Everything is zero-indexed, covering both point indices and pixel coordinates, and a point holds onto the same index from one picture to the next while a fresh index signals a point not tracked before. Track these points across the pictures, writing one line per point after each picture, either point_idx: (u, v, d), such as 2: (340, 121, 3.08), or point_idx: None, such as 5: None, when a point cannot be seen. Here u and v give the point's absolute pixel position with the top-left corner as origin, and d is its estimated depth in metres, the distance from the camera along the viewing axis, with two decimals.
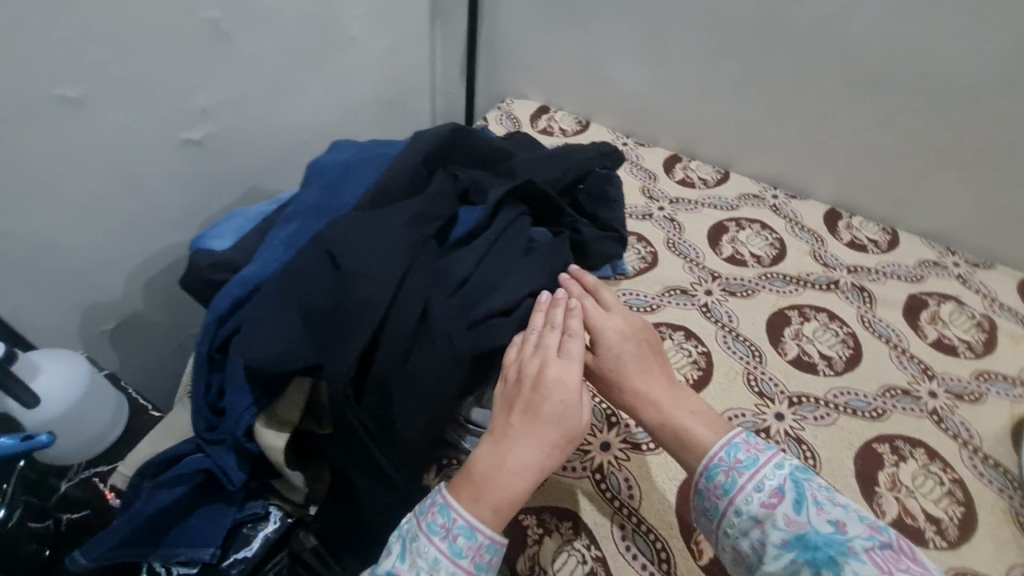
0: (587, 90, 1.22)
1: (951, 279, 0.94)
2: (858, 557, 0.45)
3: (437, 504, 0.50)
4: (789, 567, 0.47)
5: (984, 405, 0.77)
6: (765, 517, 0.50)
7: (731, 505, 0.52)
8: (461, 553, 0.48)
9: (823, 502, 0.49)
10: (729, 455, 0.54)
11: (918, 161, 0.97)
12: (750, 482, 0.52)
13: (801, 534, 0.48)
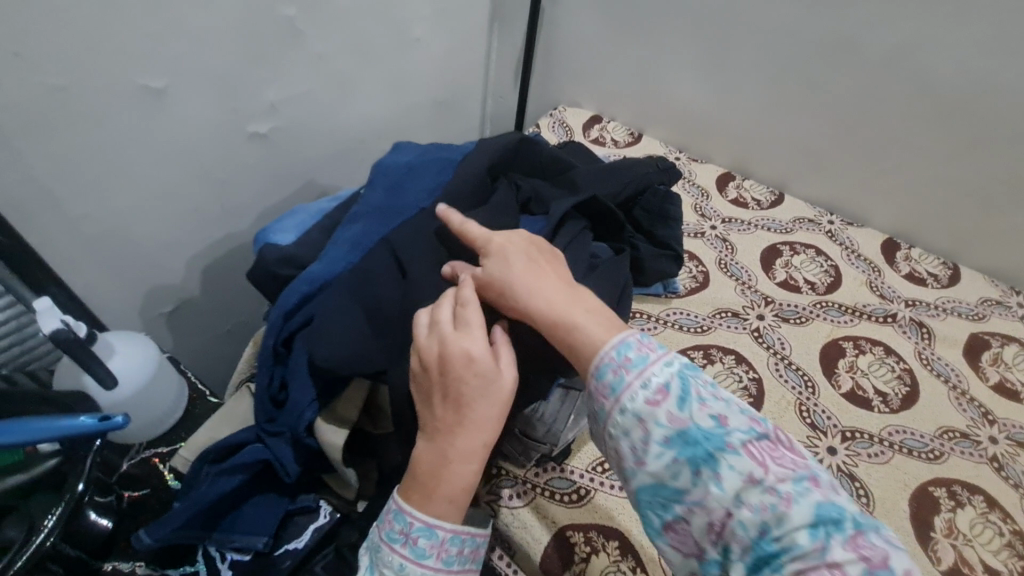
0: (642, 102, 1.21)
1: (1014, 320, 0.91)
2: (736, 453, 0.40)
3: (392, 511, 0.48)
4: (674, 471, 0.41)
5: None
6: (647, 414, 0.43)
7: (616, 405, 0.44)
8: (424, 554, 0.47)
9: (706, 398, 0.43)
10: (615, 354, 0.46)
11: (986, 195, 0.94)
12: (637, 377, 0.44)
13: (684, 432, 0.42)
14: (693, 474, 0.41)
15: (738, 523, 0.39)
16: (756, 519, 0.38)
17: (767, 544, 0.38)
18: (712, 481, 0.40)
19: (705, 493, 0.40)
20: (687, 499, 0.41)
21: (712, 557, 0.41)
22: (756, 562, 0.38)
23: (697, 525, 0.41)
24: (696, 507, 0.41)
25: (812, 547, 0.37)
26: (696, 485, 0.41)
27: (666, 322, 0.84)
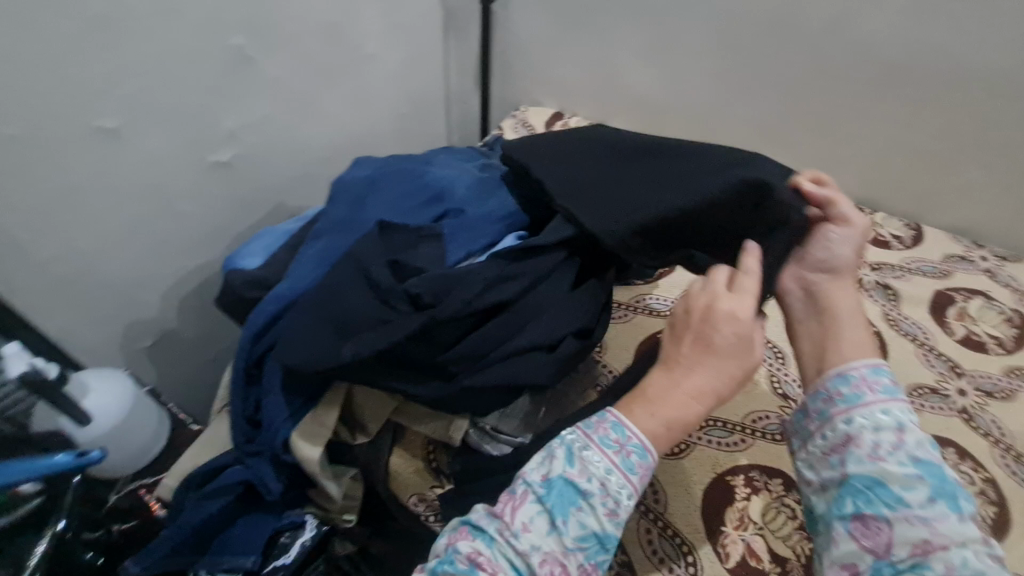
0: (601, 95, 1.23)
1: (978, 273, 0.93)
2: (965, 498, 0.50)
3: (609, 421, 0.54)
4: (908, 481, 0.50)
5: (1015, 401, 0.76)
6: (907, 430, 0.53)
7: (877, 400, 0.54)
8: (632, 468, 0.52)
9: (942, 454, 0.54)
10: (874, 373, 0.56)
11: (941, 153, 0.95)
12: (885, 399, 0.54)
13: (929, 459, 0.51)
14: (928, 495, 0.49)
15: (955, 553, 0.46)
16: (977, 563, 0.46)
17: None
18: (930, 505, 0.48)
19: (929, 502, 0.49)
20: (908, 508, 0.49)
21: (899, 565, 0.47)
22: None
23: (903, 531, 0.48)
24: (907, 512, 0.48)
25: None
26: (935, 505, 0.48)
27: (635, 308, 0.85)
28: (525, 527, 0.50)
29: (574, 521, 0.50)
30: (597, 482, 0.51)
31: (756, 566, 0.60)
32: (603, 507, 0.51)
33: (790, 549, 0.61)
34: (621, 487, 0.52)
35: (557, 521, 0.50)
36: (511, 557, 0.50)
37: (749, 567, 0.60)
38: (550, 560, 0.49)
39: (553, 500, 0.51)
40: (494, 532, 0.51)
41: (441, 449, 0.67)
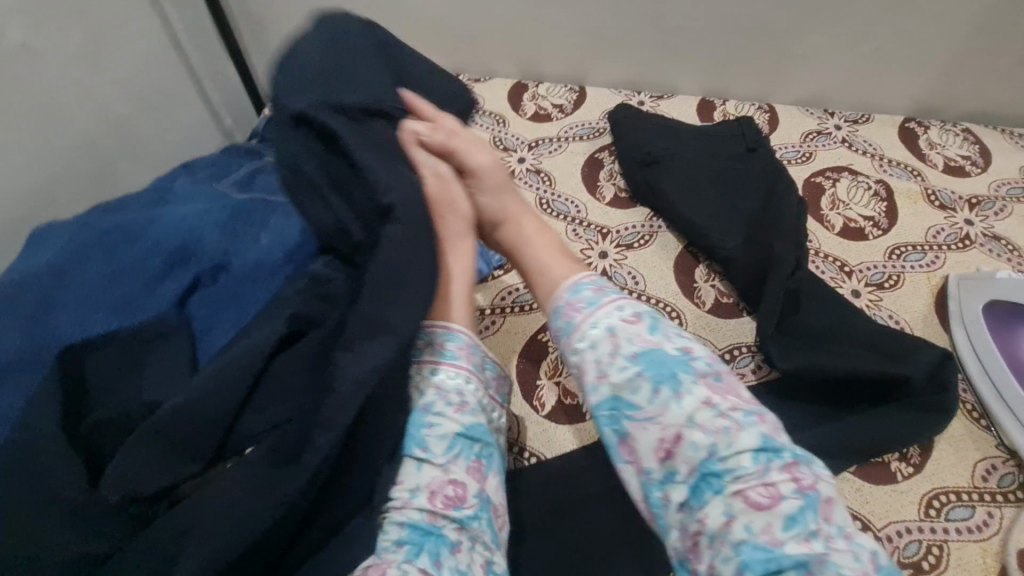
0: (389, 27, 0.96)
1: (837, 147, 0.86)
2: (700, 382, 0.40)
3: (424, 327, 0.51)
4: (634, 385, 0.40)
5: (905, 287, 0.71)
6: (620, 330, 0.42)
7: (588, 320, 0.43)
8: (454, 353, 0.49)
9: (680, 332, 0.42)
10: (577, 291, 0.46)
11: (777, 23, 0.83)
12: (611, 303, 0.44)
13: (652, 350, 0.40)
14: (663, 392, 0.39)
15: (704, 451, 0.38)
16: (708, 441, 0.38)
17: (714, 464, 0.37)
18: (673, 399, 0.39)
19: (615, 368, 0.41)
20: (639, 414, 0.40)
21: (662, 477, 0.39)
22: (699, 483, 0.38)
23: (648, 441, 0.39)
24: (647, 420, 0.39)
25: (739, 458, 0.37)
26: (618, 373, 0.40)
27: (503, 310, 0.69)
28: (399, 483, 0.45)
29: (434, 442, 0.46)
30: (432, 389, 0.48)
31: None
32: (450, 406, 0.47)
33: None
34: (459, 382, 0.48)
35: (418, 454, 0.45)
36: (397, 515, 0.44)
37: None
38: (440, 487, 0.45)
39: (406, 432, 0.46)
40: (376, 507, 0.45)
41: None
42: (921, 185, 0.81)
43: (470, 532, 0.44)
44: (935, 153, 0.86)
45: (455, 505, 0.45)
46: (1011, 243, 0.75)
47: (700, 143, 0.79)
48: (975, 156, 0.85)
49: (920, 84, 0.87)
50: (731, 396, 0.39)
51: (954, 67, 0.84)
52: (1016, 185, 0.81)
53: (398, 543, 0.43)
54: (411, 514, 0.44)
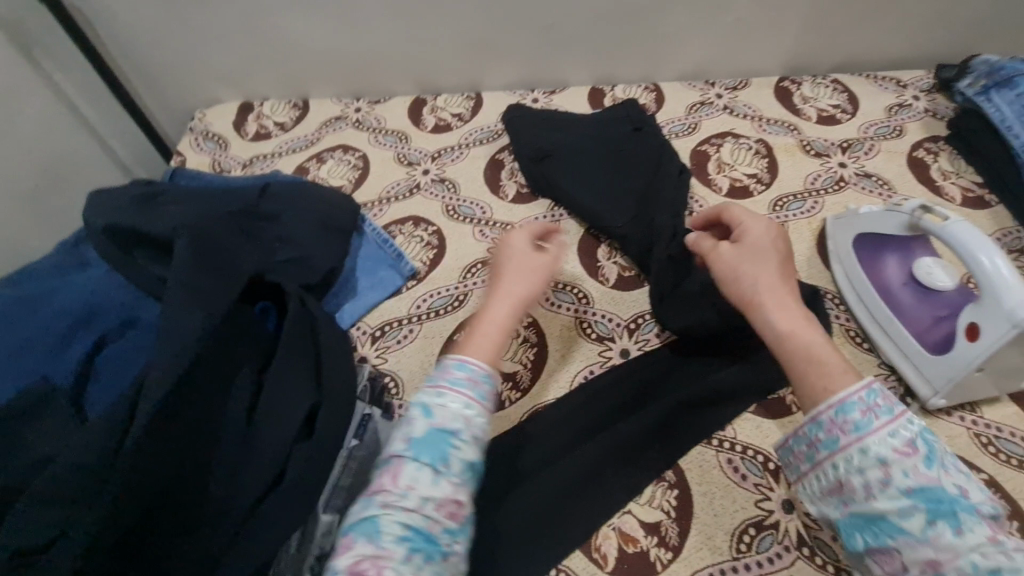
0: (282, 64, 0.98)
1: (720, 114, 0.92)
2: (976, 516, 0.39)
3: (451, 362, 0.51)
4: (905, 512, 0.40)
5: (788, 235, 0.76)
6: (890, 462, 0.41)
7: (858, 445, 0.42)
8: (485, 395, 0.50)
9: (948, 467, 0.41)
10: (840, 408, 0.44)
11: (642, 9, 0.88)
12: (885, 426, 0.42)
13: (926, 488, 0.40)
14: (927, 521, 0.39)
15: (933, 540, 0.38)
16: (949, 521, 0.38)
17: (949, 540, 0.38)
18: (946, 532, 0.38)
19: (875, 486, 0.41)
20: (874, 510, 0.41)
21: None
22: (900, 551, 0.39)
23: (872, 508, 0.41)
24: (904, 542, 0.39)
25: (990, 539, 0.37)
26: (878, 499, 0.41)
27: (419, 318, 0.72)
28: (409, 488, 0.45)
29: (454, 462, 0.46)
30: (461, 420, 0.48)
31: (636, 551, 0.54)
32: (473, 436, 0.48)
33: (658, 511, 0.56)
34: (480, 417, 0.49)
35: (438, 466, 0.45)
36: (400, 516, 0.44)
37: (630, 555, 0.54)
38: (445, 502, 0.45)
39: (426, 449, 0.46)
40: (376, 509, 0.44)
41: None
42: (798, 138, 0.87)
43: (458, 549, 0.46)
44: (808, 106, 0.92)
45: (453, 521, 0.46)
46: (881, 178, 0.81)
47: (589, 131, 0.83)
48: (844, 103, 0.91)
49: (785, 45, 0.93)
50: (994, 518, 0.39)
51: (811, 24, 0.90)
52: (882, 124, 0.88)
53: (395, 543, 0.43)
54: (416, 517, 0.44)
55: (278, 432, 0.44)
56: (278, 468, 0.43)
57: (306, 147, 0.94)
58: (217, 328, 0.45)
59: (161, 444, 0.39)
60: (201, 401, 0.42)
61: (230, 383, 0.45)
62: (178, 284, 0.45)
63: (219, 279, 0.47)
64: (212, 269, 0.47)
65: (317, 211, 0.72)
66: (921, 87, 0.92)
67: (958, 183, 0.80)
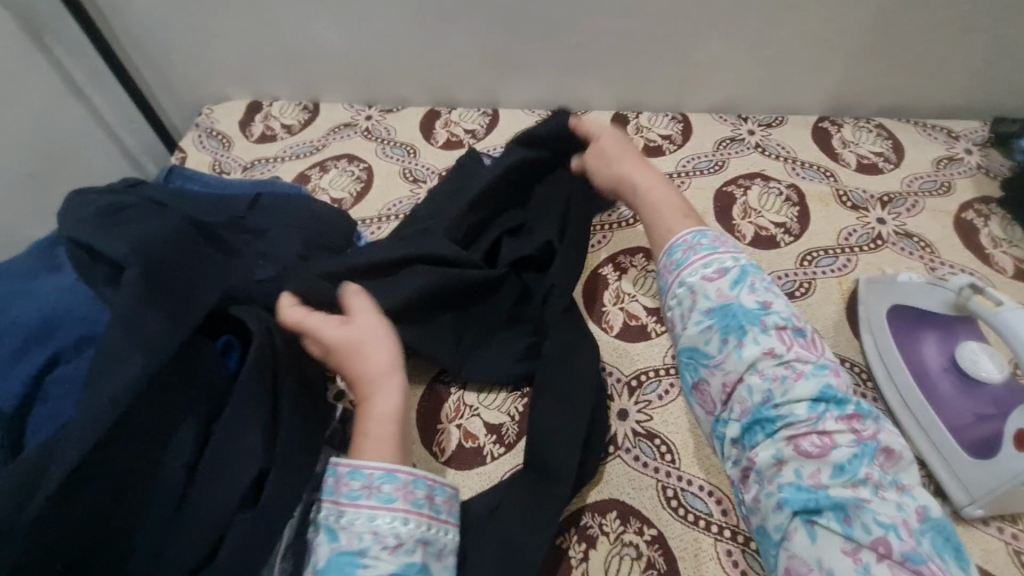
0: (294, 64, 0.94)
1: (751, 153, 0.85)
2: (769, 330, 0.46)
3: (344, 473, 0.46)
4: (706, 337, 0.48)
5: (815, 294, 0.69)
6: (700, 288, 0.49)
7: (727, 360, 0.47)
8: (390, 498, 0.45)
9: (759, 286, 0.49)
10: (714, 305, 0.48)
11: (676, 36, 0.82)
12: (703, 258, 0.51)
13: (730, 305, 0.48)
14: (721, 341, 0.47)
15: (748, 386, 0.46)
16: (764, 388, 0.45)
17: (767, 410, 0.45)
18: (735, 350, 0.46)
19: (735, 380, 0.46)
20: (710, 362, 0.48)
21: (721, 417, 0.47)
22: (752, 423, 0.45)
23: (716, 384, 0.47)
24: (716, 368, 0.47)
25: (806, 416, 0.44)
26: (744, 399, 0.45)
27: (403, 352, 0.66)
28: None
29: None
30: (368, 536, 0.44)
31: None
32: (387, 545, 0.44)
33: None
34: (394, 521, 0.45)
35: None
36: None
37: None
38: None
39: (330, 574, 0.43)
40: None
41: None
42: (834, 186, 0.80)
43: None
44: (848, 151, 0.85)
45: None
46: (923, 240, 0.74)
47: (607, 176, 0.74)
48: (888, 151, 0.84)
49: (828, 84, 0.87)
50: (799, 352, 0.46)
51: (857, 65, 0.83)
52: (929, 178, 0.80)
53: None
54: None
55: (220, 496, 0.40)
56: (215, 538, 0.39)
57: (310, 154, 0.90)
58: (154, 377, 0.41)
59: (79, 499, 0.37)
60: (133, 458, 0.39)
61: (171, 437, 0.41)
62: (118, 323, 0.41)
63: (168, 314, 0.43)
64: (163, 302, 0.43)
65: (309, 232, 0.67)
66: (975, 140, 0.84)
67: (1010, 252, 0.72)
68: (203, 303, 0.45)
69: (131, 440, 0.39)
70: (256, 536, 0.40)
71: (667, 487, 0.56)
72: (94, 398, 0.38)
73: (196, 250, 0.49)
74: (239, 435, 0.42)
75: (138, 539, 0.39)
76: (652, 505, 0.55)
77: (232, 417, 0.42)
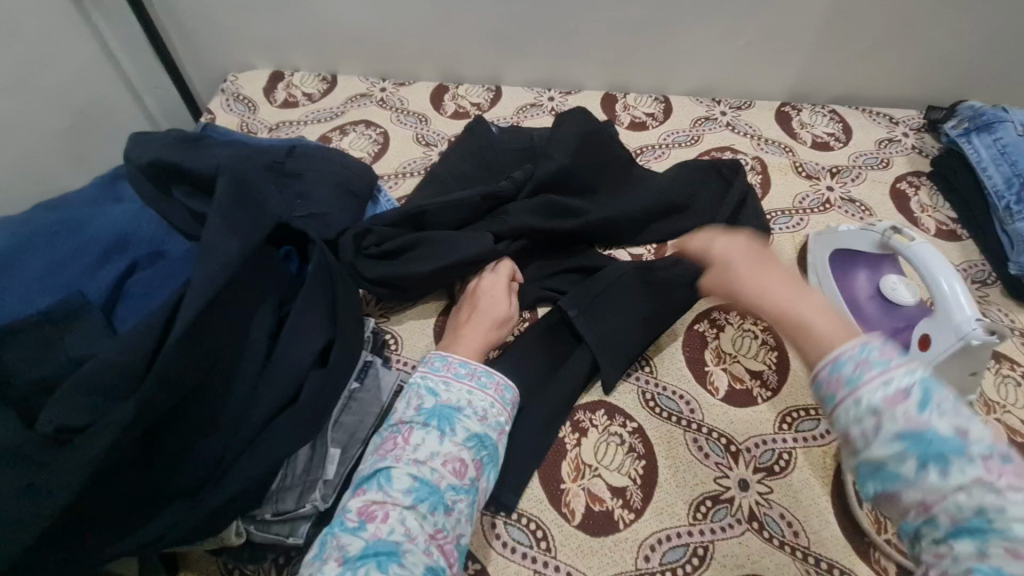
0: (315, 37, 1.03)
1: (722, 130, 0.97)
2: (976, 462, 0.34)
3: (456, 359, 0.59)
4: (899, 458, 0.35)
5: (773, 245, 0.81)
6: (885, 410, 0.36)
7: (851, 398, 0.38)
8: (486, 386, 0.57)
9: (955, 406, 0.36)
10: (864, 345, 0.39)
11: (660, 25, 0.94)
12: (879, 375, 0.37)
13: (923, 431, 0.35)
14: (919, 464, 0.35)
15: (967, 507, 0.34)
16: (974, 502, 0.33)
17: (978, 522, 0.33)
18: (936, 473, 0.35)
19: (869, 434, 0.37)
20: (906, 484, 0.35)
21: (912, 521, 0.36)
22: (961, 535, 0.34)
23: (909, 501, 0.35)
24: (912, 489, 0.35)
25: (980, 482, 0.34)
26: (872, 443, 0.36)
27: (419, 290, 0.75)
28: (417, 445, 0.51)
29: (460, 428, 0.53)
30: (465, 402, 0.55)
31: (601, 509, 0.59)
32: (477, 412, 0.55)
33: (625, 477, 0.61)
34: (485, 400, 0.56)
35: (444, 429, 0.52)
36: (409, 469, 0.50)
37: (596, 513, 0.59)
38: (450, 460, 0.51)
39: (433, 418, 0.53)
40: (389, 462, 0.50)
41: (232, 556, 0.52)
42: (792, 159, 0.93)
43: (462, 506, 0.50)
44: (806, 131, 0.98)
45: (457, 479, 0.50)
46: (864, 205, 0.87)
47: (677, 180, 0.81)
48: (839, 132, 0.97)
49: (790, 73, 0.99)
50: (1013, 478, 0.33)
51: (814, 57, 0.97)
52: (871, 155, 0.94)
53: (403, 491, 0.48)
54: (423, 470, 0.50)
55: (297, 357, 0.50)
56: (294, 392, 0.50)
57: (330, 119, 0.99)
58: (246, 259, 0.50)
59: (195, 347, 0.44)
60: (232, 320, 0.48)
61: (256, 310, 0.51)
62: (218, 215, 0.50)
63: (251, 216, 0.53)
64: (246, 205, 0.53)
65: (343, 178, 0.77)
66: (912, 125, 0.98)
67: (934, 216, 0.86)
68: (276, 210, 0.56)
69: (231, 304, 0.48)
70: (327, 389, 0.51)
71: (646, 392, 0.67)
72: (207, 265, 0.46)
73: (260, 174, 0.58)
74: (308, 316, 0.52)
75: (235, 385, 0.48)
76: (633, 405, 0.66)
77: (304, 301, 0.53)
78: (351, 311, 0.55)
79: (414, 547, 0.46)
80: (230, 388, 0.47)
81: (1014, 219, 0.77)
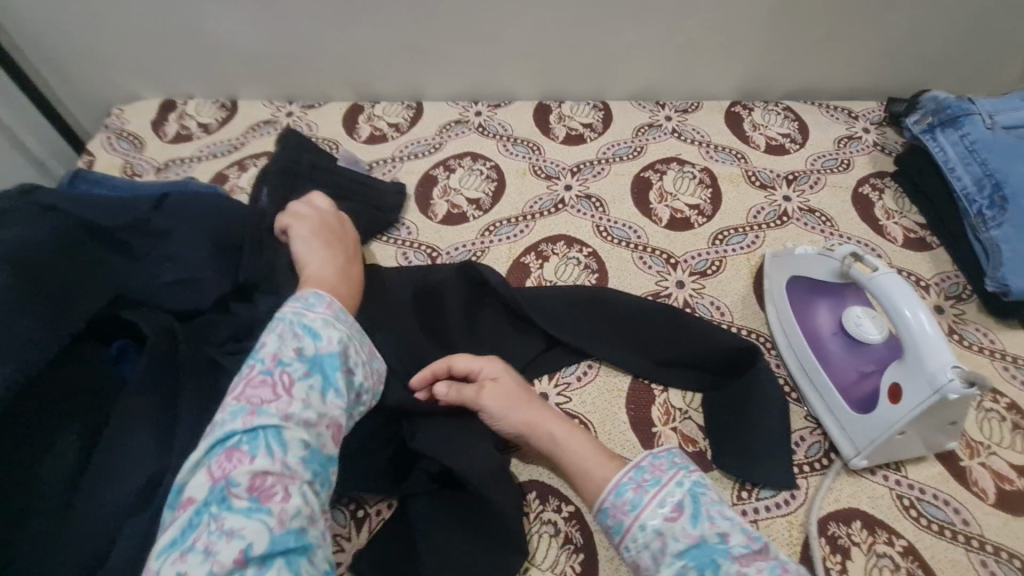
0: (205, 60, 0.91)
1: (667, 138, 0.88)
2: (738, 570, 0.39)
3: (325, 297, 0.50)
4: None
5: (726, 271, 0.73)
6: (666, 529, 0.42)
7: (637, 523, 0.43)
8: (359, 329, 0.51)
9: (716, 515, 0.42)
10: (636, 471, 0.45)
11: (589, 25, 0.84)
12: (653, 500, 0.43)
13: (698, 546, 0.40)
14: None
15: None
16: None
17: None
18: None
19: (660, 557, 0.41)
20: None
21: None
22: None
23: None
24: None
25: None
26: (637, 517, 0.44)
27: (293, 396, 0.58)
28: (304, 405, 0.43)
29: (345, 382, 0.46)
30: (347, 346, 0.48)
31: None
32: (362, 363, 0.49)
33: None
34: (360, 344, 0.50)
35: (334, 388, 0.46)
36: (302, 431, 0.42)
37: None
38: (333, 425, 0.45)
39: (319, 373, 0.45)
40: (277, 420, 0.41)
41: None
42: (744, 167, 0.84)
43: (344, 477, 0.45)
44: (758, 134, 0.89)
45: (341, 448, 0.45)
46: (824, 214, 0.78)
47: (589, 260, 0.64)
48: (794, 133, 0.88)
49: (738, 70, 0.90)
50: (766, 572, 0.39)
51: (761, 52, 0.87)
52: (830, 156, 0.85)
53: (300, 462, 0.41)
54: (310, 440, 0.42)
55: (109, 497, 0.42)
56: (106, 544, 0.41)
57: (228, 153, 0.88)
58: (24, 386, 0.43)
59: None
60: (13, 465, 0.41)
61: (53, 445, 0.43)
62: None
63: (43, 324, 0.45)
64: (39, 314, 0.45)
65: (218, 223, 0.62)
66: (872, 119, 0.90)
67: (900, 223, 0.78)
68: (82, 313, 0.48)
69: (9, 446, 0.42)
70: (140, 552, 0.41)
71: None
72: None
73: (72, 262, 0.49)
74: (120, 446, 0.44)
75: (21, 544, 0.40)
76: (570, 482, 0.57)
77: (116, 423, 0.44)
78: (189, 432, 0.45)
79: (315, 529, 0.40)
80: (11, 551, 0.40)
81: (988, 226, 0.70)
